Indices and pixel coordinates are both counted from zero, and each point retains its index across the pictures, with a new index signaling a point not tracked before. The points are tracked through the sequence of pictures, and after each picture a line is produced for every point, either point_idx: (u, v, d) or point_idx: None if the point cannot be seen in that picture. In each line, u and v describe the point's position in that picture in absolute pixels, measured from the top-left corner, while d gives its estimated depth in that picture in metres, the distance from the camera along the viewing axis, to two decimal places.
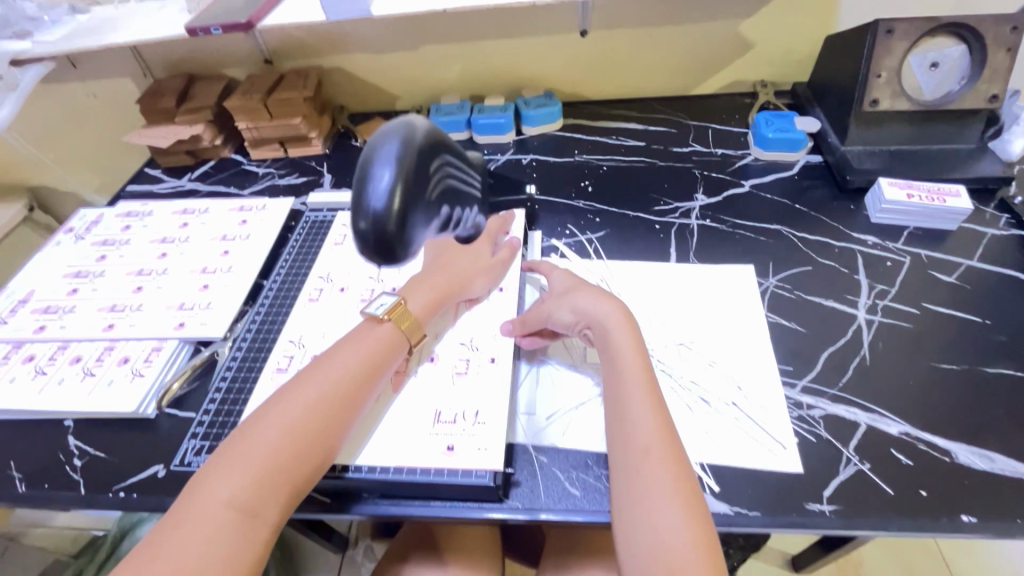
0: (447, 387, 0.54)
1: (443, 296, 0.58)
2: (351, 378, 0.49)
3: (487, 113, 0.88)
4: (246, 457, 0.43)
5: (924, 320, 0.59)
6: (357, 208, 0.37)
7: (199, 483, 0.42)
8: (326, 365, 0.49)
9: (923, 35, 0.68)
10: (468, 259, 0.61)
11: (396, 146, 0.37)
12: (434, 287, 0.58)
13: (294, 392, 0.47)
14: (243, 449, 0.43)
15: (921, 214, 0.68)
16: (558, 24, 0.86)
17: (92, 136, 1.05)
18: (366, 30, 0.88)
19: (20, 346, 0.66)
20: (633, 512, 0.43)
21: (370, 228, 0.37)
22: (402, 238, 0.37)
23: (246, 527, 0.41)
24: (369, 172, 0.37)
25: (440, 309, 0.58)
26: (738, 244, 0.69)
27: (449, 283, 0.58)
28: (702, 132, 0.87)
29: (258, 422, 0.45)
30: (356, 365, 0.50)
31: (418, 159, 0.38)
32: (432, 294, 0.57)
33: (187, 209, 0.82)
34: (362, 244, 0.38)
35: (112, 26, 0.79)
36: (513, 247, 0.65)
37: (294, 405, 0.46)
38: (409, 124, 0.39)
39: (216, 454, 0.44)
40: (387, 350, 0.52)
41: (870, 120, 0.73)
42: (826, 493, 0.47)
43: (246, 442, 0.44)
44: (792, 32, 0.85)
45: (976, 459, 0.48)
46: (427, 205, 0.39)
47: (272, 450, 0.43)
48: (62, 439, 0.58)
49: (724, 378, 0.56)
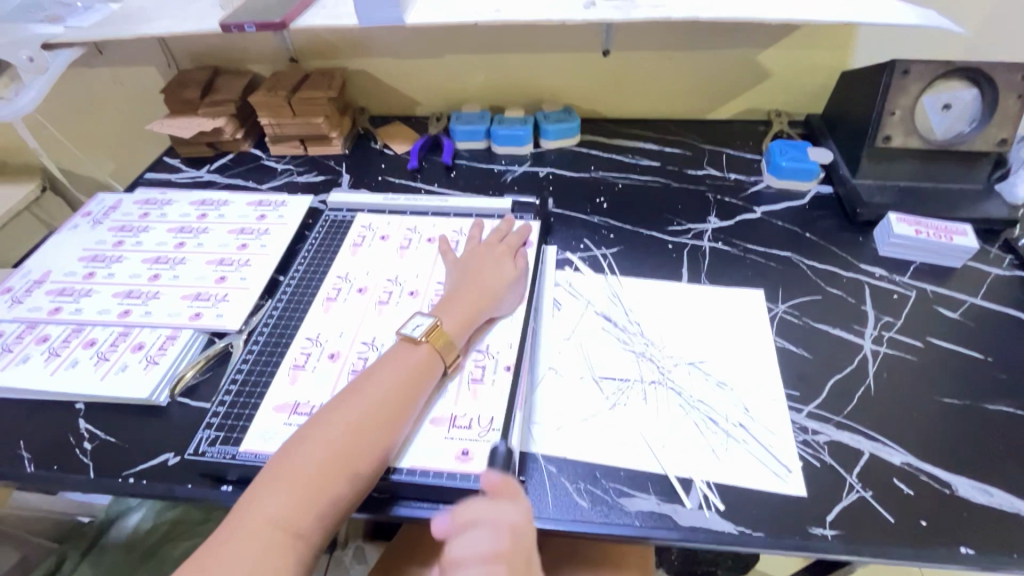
0: (466, 393, 0.55)
1: (473, 313, 0.59)
2: (392, 399, 0.50)
3: (507, 125, 0.90)
4: (291, 476, 0.44)
5: (928, 353, 0.61)
6: None
7: (250, 499, 0.43)
8: (367, 385, 0.51)
9: (937, 78, 0.70)
10: (497, 274, 0.63)
11: None
12: (464, 304, 0.59)
13: (334, 411, 0.48)
14: (290, 467, 0.44)
15: (928, 250, 0.69)
16: (582, 43, 0.88)
17: (111, 122, 1.05)
18: (393, 36, 0.90)
19: (35, 326, 0.66)
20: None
21: None
22: None
23: (290, 546, 0.42)
24: None
25: (472, 326, 0.58)
26: (749, 269, 0.71)
27: (477, 299, 0.59)
28: (717, 156, 0.89)
29: (302, 441, 0.46)
30: (394, 386, 0.51)
31: None
32: (463, 312, 0.58)
33: (206, 201, 0.83)
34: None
35: (145, 16, 0.81)
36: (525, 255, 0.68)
37: (336, 424, 0.47)
38: None
39: (264, 472, 0.45)
40: (425, 371, 0.53)
41: (882, 155, 0.75)
42: (829, 518, 0.48)
43: (293, 460, 0.45)
44: (808, 66, 0.87)
45: (976, 493, 0.49)
46: None
47: (315, 469, 0.44)
48: (72, 421, 0.58)
49: (735, 400, 0.57)
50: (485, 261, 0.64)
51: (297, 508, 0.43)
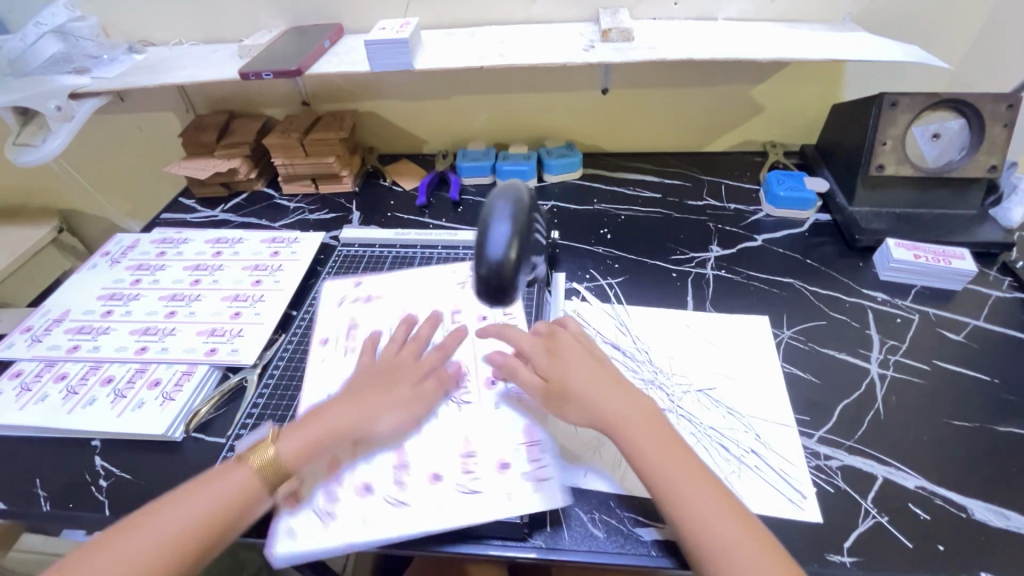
0: (472, 419, 0.56)
1: (321, 438, 0.51)
2: (202, 525, 0.45)
3: (511, 161, 0.93)
4: (97, 566, 0.43)
5: (935, 376, 0.61)
6: (478, 257, 0.44)
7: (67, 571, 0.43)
8: (202, 491, 0.47)
9: (924, 109, 0.73)
10: (384, 389, 0.56)
11: (511, 206, 0.44)
12: (322, 424, 0.52)
13: (167, 512, 0.46)
14: (102, 556, 0.43)
15: (927, 274, 0.71)
16: (582, 82, 0.92)
17: (129, 164, 1.09)
18: (402, 80, 0.94)
19: (53, 364, 0.67)
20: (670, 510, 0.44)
21: (489, 273, 0.43)
22: (513, 282, 0.44)
23: None
24: (489, 226, 0.44)
25: (317, 450, 0.51)
26: (753, 295, 0.72)
27: (347, 420, 0.53)
28: (716, 187, 0.92)
29: (132, 529, 0.45)
30: (217, 504, 0.47)
31: (526, 219, 0.45)
32: (309, 435, 0.51)
33: (221, 239, 0.85)
34: (479, 286, 0.44)
35: (167, 66, 0.85)
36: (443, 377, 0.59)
37: (161, 524, 0.45)
38: (518, 189, 0.46)
39: (96, 540, 0.44)
40: (239, 497, 0.48)
41: (877, 183, 0.77)
42: (846, 545, 0.48)
43: (109, 549, 0.44)
44: (799, 100, 0.91)
45: (992, 517, 0.49)
46: (529, 258, 0.46)
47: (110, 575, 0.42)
48: (89, 459, 0.59)
49: (745, 424, 0.57)
50: (382, 371, 0.58)
51: (192, 533, 0.45)
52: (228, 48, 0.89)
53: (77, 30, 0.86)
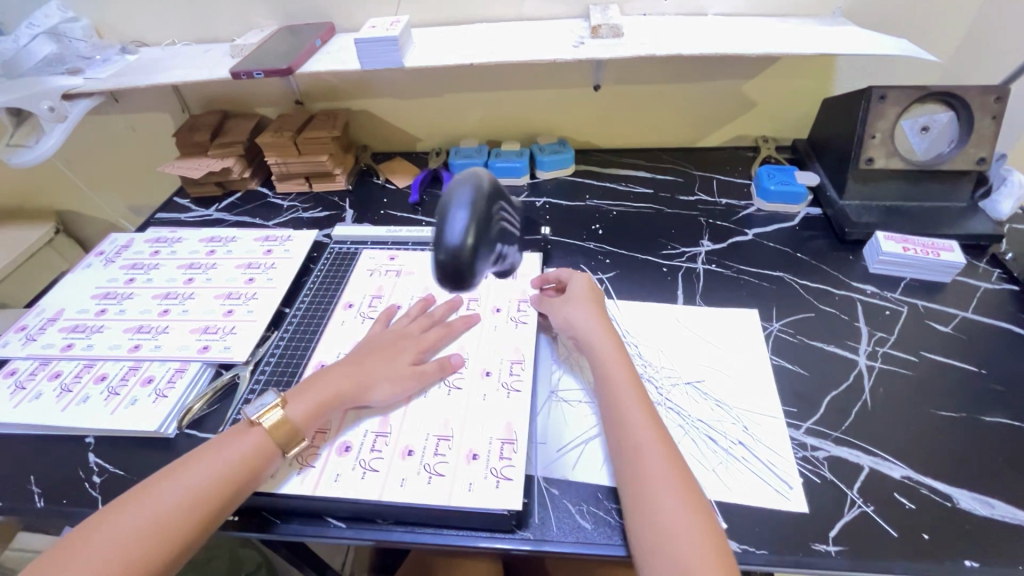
0: (459, 406, 0.58)
1: (328, 401, 0.56)
2: (226, 476, 0.49)
3: (504, 158, 0.93)
4: (123, 523, 0.45)
5: (923, 367, 0.62)
6: (436, 243, 0.43)
7: (85, 535, 0.45)
8: (223, 445, 0.51)
9: (913, 102, 0.73)
10: (383, 365, 0.59)
11: (470, 192, 0.43)
12: (324, 390, 0.56)
13: (193, 465, 0.50)
14: (126, 514, 0.46)
15: (916, 267, 0.71)
16: (574, 79, 0.92)
17: (124, 164, 1.10)
18: (394, 79, 0.94)
19: (47, 362, 0.68)
20: (638, 517, 0.46)
21: (448, 259, 0.42)
22: (472, 269, 0.43)
23: None
24: (447, 212, 0.43)
25: (325, 412, 0.56)
26: (742, 289, 0.73)
27: (347, 388, 0.57)
28: (708, 182, 0.92)
29: (151, 487, 0.48)
30: (241, 457, 0.51)
31: (486, 205, 0.44)
32: (317, 399, 0.56)
33: (215, 238, 0.85)
34: (438, 272, 0.43)
35: (159, 66, 0.85)
36: (442, 366, 0.60)
37: (181, 480, 0.48)
38: (478, 175, 0.45)
39: (118, 500, 0.47)
40: (260, 451, 0.52)
41: (867, 176, 0.77)
42: (831, 534, 0.48)
43: (132, 509, 0.46)
44: (790, 95, 0.91)
45: (976, 505, 0.50)
46: (490, 244, 0.45)
47: (140, 525, 0.45)
48: (83, 456, 0.59)
49: (732, 416, 0.58)
50: (383, 345, 0.62)
51: (213, 489, 0.48)
52: (221, 48, 0.90)
53: (69, 31, 0.88)
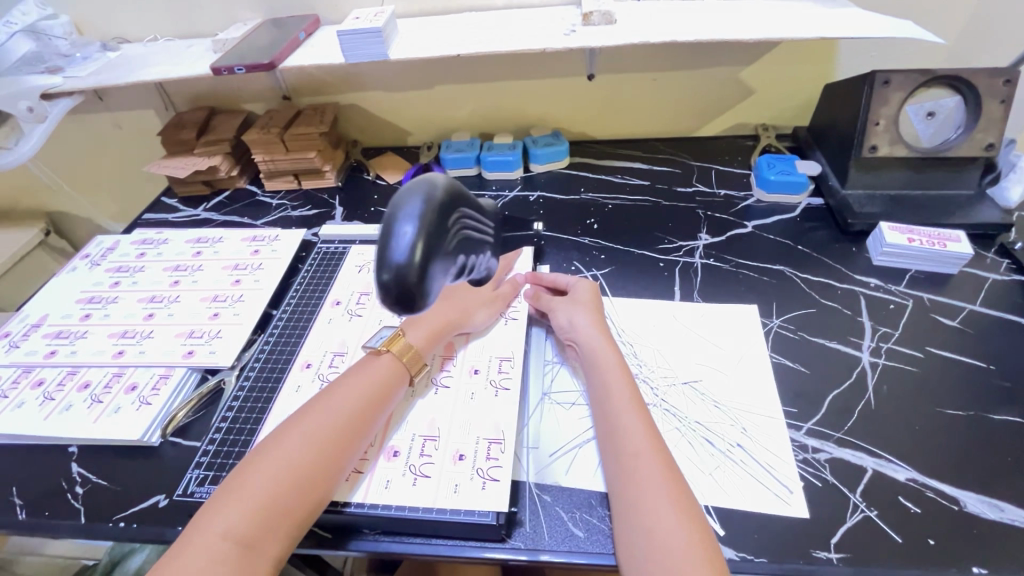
0: (446, 405, 0.57)
1: (440, 328, 0.61)
2: (346, 420, 0.50)
3: (496, 151, 0.91)
4: (248, 487, 0.45)
5: (928, 363, 0.59)
6: (379, 260, 0.38)
7: (208, 511, 0.44)
8: (329, 397, 0.52)
9: (919, 87, 0.70)
10: (474, 292, 0.64)
11: (420, 204, 0.39)
12: (437, 318, 0.61)
13: (303, 420, 0.50)
14: (249, 480, 0.45)
15: (922, 258, 0.69)
16: (567, 68, 0.89)
17: (111, 164, 1.08)
18: (382, 72, 0.91)
19: (31, 369, 0.67)
20: (631, 520, 0.44)
21: (391, 280, 0.37)
22: (421, 289, 0.38)
23: (242, 557, 0.42)
24: (393, 226, 0.38)
25: (441, 338, 0.60)
26: (741, 284, 0.70)
27: (454, 315, 0.62)
28: (706, 173, 0.89)
29: (262, 453, 0.47)
30: (358, 400, 0.52)
31: (438, 218, 0.39)
32: (430, 327, 0.60)
33: (202, 238, 0.84)
34: (382, 293, 0.38)
35: (140, 63, 0.83)
36: (516, 285, 0.68)
37: (295, 438, 0.48)
38: (431, 182, 0.40)
39: (230, 479, 0.46)
40: (389, 381, 0.55)
41: (870, 165, 0.75)
42: (833, 541, 0.47)
43: (255, 471, 0.46)
44: (791, 81, 0.88)
45: (985, 509, 0.48)
46: (444, 258, 0.41)
47: (274, 481, 0.45)
48: (65, 466, 0.58)
49: (729, 417, 0.56)
50: None
51: (336, 436, 0.49)
52: (203, 43, 0.87)
53: (49, 28, 0.85)
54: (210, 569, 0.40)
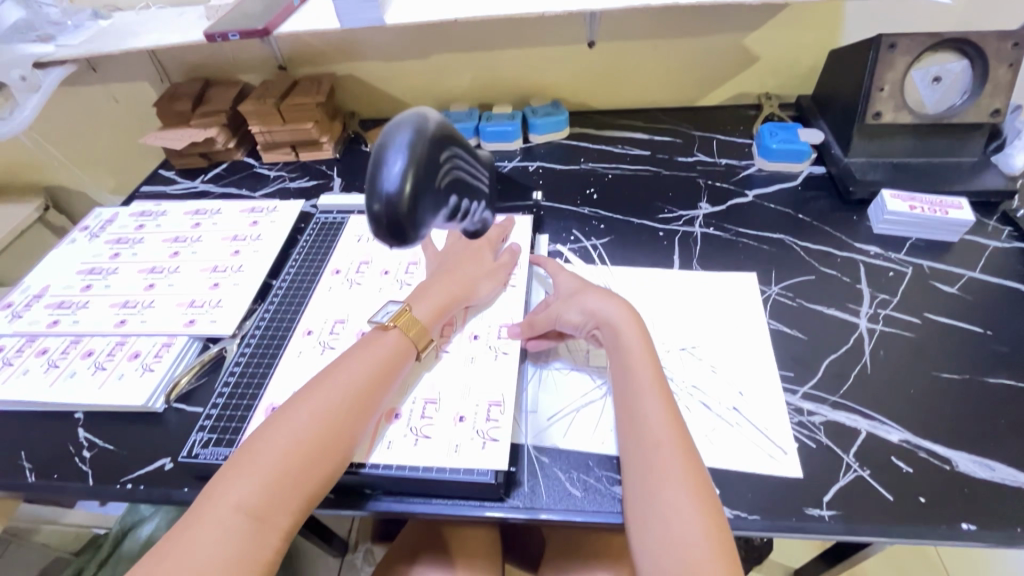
0: (446, 370, 0.58)
1: (448, 302, 0.60)
2: (352, 395, 0.51)
3: (495, 121, 0.90)
4: (257, 460, 0.45)
5: (925, 329, 0.60)
6: (371, 190, 0.39)
7: (220, 484, 0.45)
8: (335, 372, 0.52)
9: (926, 50, 0.69)
10: (476, 264, 0.64)
11: (410, 135, 0.39)
12: (441, 292, 0.60)
13: (309, 395, 0.50)
14: (257, 454, 0.46)
15: (922, 225, 0.68)
16: (567, 35, 0.87)
17: (106, 138, 1.07)
18: (379, 39, 0.90)
19: (34, 339, 0.67)
20: (641, 492, 0.45)
21: (382, 209, 0.38)
22: (411, 220, 0.39)
23: (255, 529, 0.43)
24: (385, 156, 0.39)
25: (447, 314, 0.60)
26: (741, 252, 0.70)
27: (458, 289, 0.61)
28: (708, 142, 0.88)
29: (270, 427, 0.48)
30: (364, 376, 0.52)
31: (428, 150, 0.40)
32: (437, 301, 0.60)
33: (200, 210, 0.83)
34: (374, 224, 0.39)
35: (133, 31, 0.82)
36: (513, 253, 0.67)
37: (302, 413, 0.49)
38: (422, 117, 0.41)
39: (240, 453, 0.47)
40: (393, 357, 0.55)
41: (873, 132, 0.74)
42: (826, 498, 0.48)
43: (263, 445, 0.46)
44: (796, 47, 0.86)
45: (976, 468, 0.48)
46: (434, 195, 0.41)
47: (282, 456, 0.46)
48: (72, 431, 0.59)
49: (726, 381, 0.56)
50: (465, 251, 0.65)
51: (343, 410, 0.50)
52: (196, 10, 0.85)
53: None
54: (223, 540, 0.42)
